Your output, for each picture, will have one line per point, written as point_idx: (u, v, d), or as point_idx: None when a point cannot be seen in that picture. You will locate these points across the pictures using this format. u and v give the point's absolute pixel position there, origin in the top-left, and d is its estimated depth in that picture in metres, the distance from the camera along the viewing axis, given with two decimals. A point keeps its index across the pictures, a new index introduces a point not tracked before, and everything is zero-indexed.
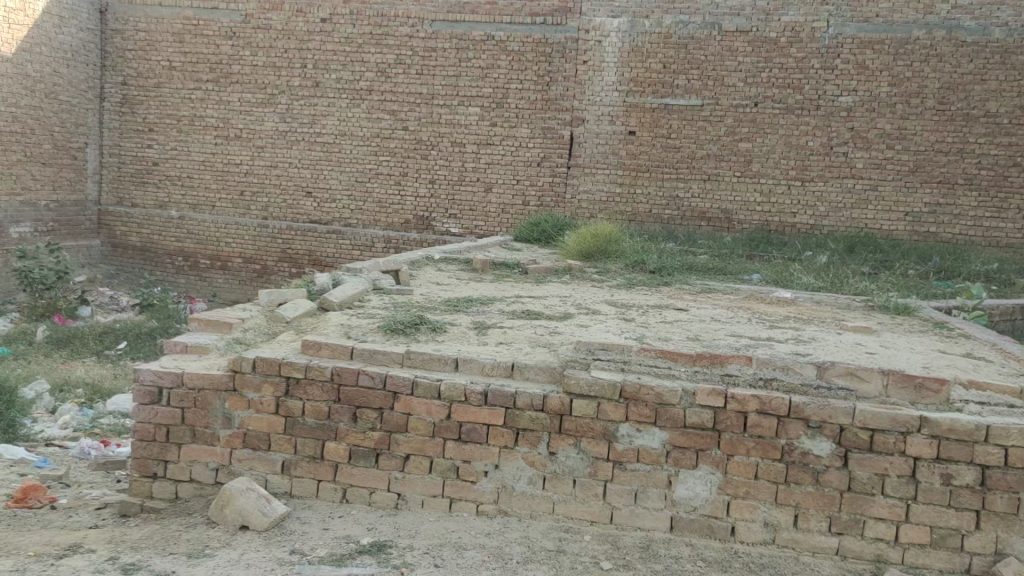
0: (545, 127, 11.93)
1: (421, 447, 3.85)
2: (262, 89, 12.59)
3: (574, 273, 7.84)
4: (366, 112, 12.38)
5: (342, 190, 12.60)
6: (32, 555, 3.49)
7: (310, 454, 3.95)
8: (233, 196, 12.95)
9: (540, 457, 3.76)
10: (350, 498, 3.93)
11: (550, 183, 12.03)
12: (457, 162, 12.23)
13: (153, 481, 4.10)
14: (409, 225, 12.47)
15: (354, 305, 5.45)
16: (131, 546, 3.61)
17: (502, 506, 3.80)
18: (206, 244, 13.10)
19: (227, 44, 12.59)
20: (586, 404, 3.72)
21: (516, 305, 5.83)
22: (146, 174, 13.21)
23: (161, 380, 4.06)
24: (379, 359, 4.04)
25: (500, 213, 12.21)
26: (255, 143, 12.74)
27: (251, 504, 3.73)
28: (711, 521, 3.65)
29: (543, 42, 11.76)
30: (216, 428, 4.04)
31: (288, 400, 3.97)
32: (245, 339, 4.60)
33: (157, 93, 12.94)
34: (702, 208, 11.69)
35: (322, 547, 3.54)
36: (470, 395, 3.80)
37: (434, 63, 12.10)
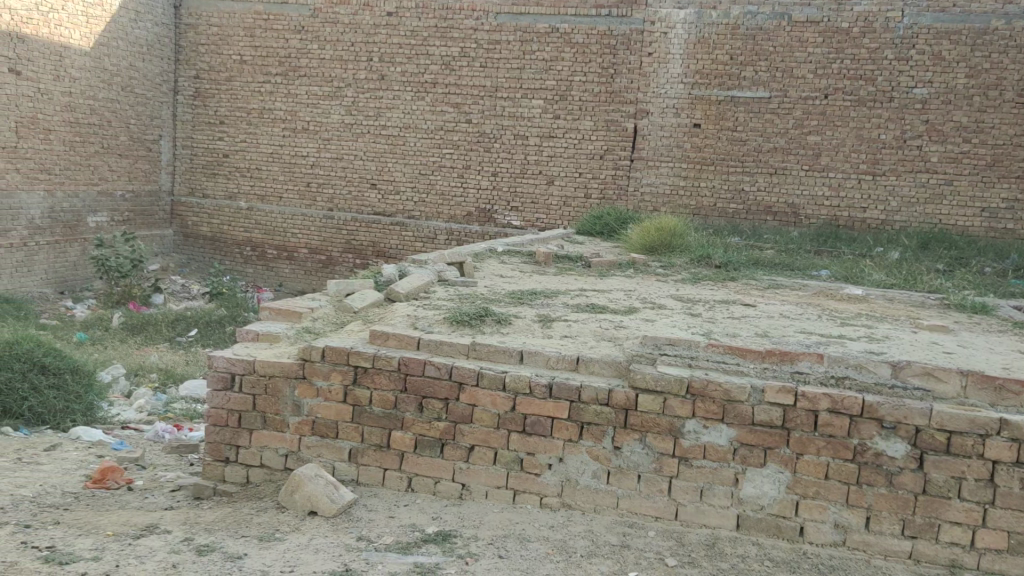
0: (608, 120, 11.86)
1: (486, 438, 3.87)
2: (329, 82, 12.77)
3: (638, 267, 7.79)
4: (430, 105, 12.46)
5: (406, 183, 12.71)
6: (110, 534, 3.61)
7: (377, 443, 4.00)
8: (299, 187, 13.15)
9: (605, 452, 3.75)
10: (415, 487, 3.97)
11: (613, 176, 11.95)
12: (520, 155, 12.23)
13: (225, 465, 4.21)
14: (471, 217, 12.53)
15: (420, 295, 5.50)
16: (205, 528, 3.71)
17: (566, 499, 3.79)
18: (272, 235, 13.36)
19: (296, 38, 12.80)
20: (652, 399, 3.69)
21: (581, 299, 5.82)
22: (216, 166, 13.52)
23: (234, 366, 4.16)
24: (445, 350, 4.08)
25: (562, 206, 12.18)
26: (321, 136, 12.93)
27: (320, 490, 3.80)
28: (779, 521, 3.60)
29: (609, 34, 11.69)
30: (287, 414, 4.12)
31: (355, 389, 4.02)
32: (314, 328, 4.68)
33: (228, 87, 13.23)
34: (768, 202, 11.49)
35: (388, 535, 3.59)
36: (535, 387, 3.81)
37: (499, 56, 12.11)
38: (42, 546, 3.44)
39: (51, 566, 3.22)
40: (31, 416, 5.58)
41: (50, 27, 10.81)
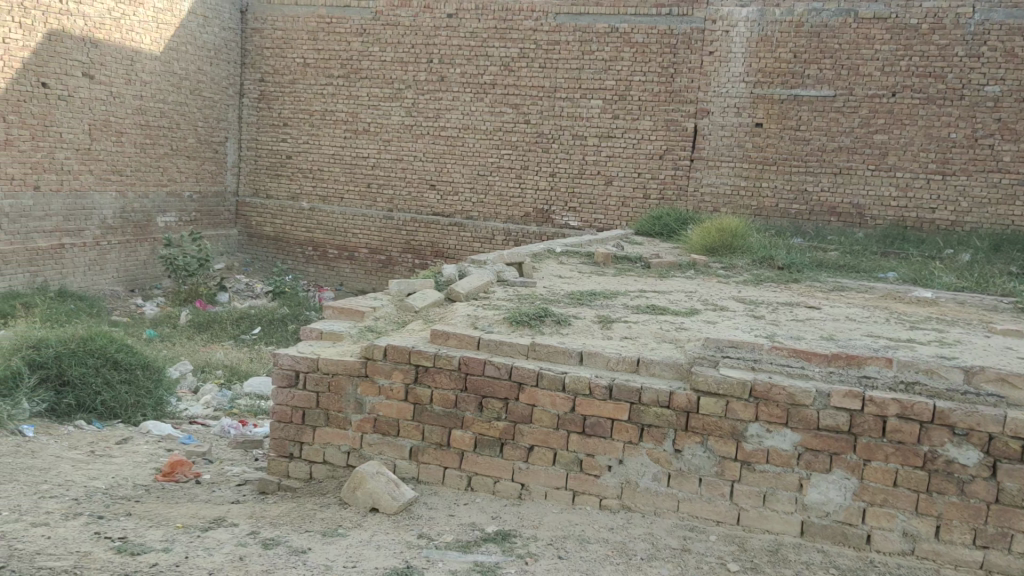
0: (668, 119, 11.75)
1: (545, 438, 3.87)
2: (390, 84, 12.93)
3: (699, 268, 7.71)
4: (489, 106, 12.51)
5: (465, 184, 12.78)
6: (180, 526, 3.71)
7: (437, 442, 4.04)
8: (360, 188, 13.33)
9: (666, 454, 3.72)
10: (474, 486, 3.99)
11: (673, 176, 11.84)
12: (578, 155, 12.20)
13: (289, 461, 4.29)
14: (529, 218, 12.54)
15: (480, 296, 5.53)
16: (270, 522, 3.79)
17: (626, 501, 3.77)
18: (334, 235, 13.57)
19: (358, 41, 12.99)
20: (714, 402, 3.65)
21: (641, 300, 5.79)
22: (280, 167, 13.77)
23: (298, 364, 4.24)
24: (505, 350, 4.09)
25: (621, 206, 12.11)
26: (382, 137, 13.09)
27: (382, 488, 3.84)
28: (845, 528, 3.53)
29: (668, 34, 11.59)
30: (349, 412, 4.18)
31: (416, 387, 4.06)
32: (376, 327, 4.75)
33: (292, 89, 13.48)
34: (832, 202, 11.26)
35: (448, 533, 3.62)
36: (595, 388, 3.79)
37: (558, 56, 12.11)
38: (116, 536, 3.55)
39: (123, 555, 3.32)
40: (104, 410, 5.77)
41: (121, 32, 11.13)
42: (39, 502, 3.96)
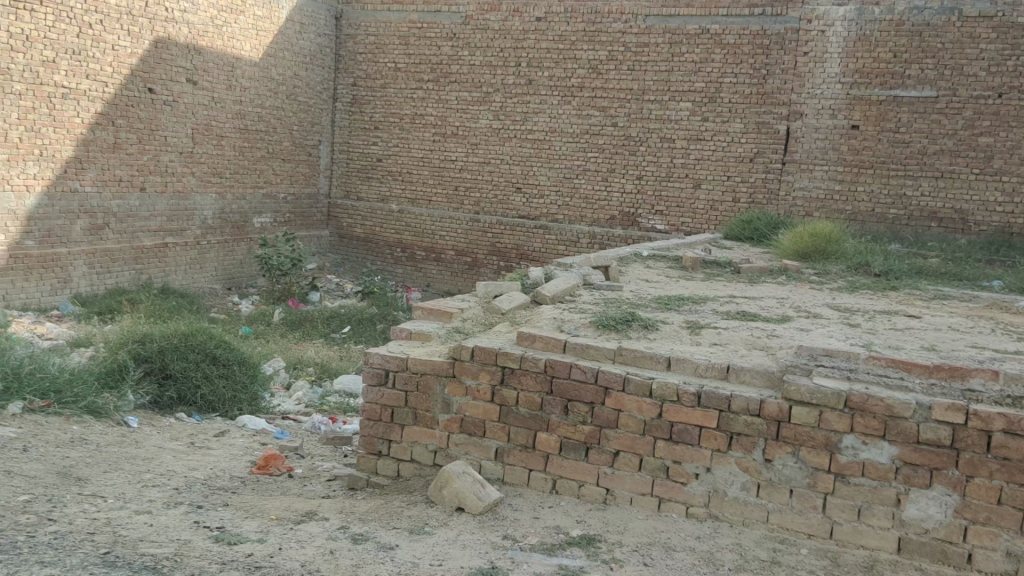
0: (759, 122, 11.51)
1: (631, 444, 3.83)
2: (479, 88, 13.05)
3: (790, 274, 7.53)
4: (576, 109, 12.50)
5: (551, 187, 12.80)
6: (274, 518, 3.83)
7: (523, 443, 4.05)
8: (448, 191, 13.50)
9: (756, 464, 3.64)
10: (559, 490, 3.98)
11: (764, 180, 11.58)
12: (666, 158, 12.07)
13: (378, 458, 4.37)
14: (615, 221, 12.46)
15: (567, 299, 5.53)
16: (359, 518, 3.87)
17: (713, 511, 3.70)
18: (421, 236, 13.77)
19: (448, 45, 13.17)
20: (807, 412, 3.57)
21: (730, 305, 5.68)
22: (371, 170, 14.07)
23: (388, 363, 4.32)
24: (591, 354, 4.07)
25: (709, 210, 11.91)
26: (470, 140, 13.22)
27: (468, 487, 3.88)
28: (945, 546, 3.40)
29: (761, 34, 11.38)
30: (436, 412, 4.24)
31: (503, 389, 4.09)
32: (464, 328, 4.80)
33: (383, 93, 13.77)
34: (932, 207, 10.81)
35: (533, 536, 3.63)
36: (683, 395, 3.75)
37: (647, 58, 12.02)
38: (214, 526, 3.68)
39: (221, 545, 3.44)
40: (203, 403, 6.00)
41: (223, 39, 11.55)
42: (143, 491, 4.14)
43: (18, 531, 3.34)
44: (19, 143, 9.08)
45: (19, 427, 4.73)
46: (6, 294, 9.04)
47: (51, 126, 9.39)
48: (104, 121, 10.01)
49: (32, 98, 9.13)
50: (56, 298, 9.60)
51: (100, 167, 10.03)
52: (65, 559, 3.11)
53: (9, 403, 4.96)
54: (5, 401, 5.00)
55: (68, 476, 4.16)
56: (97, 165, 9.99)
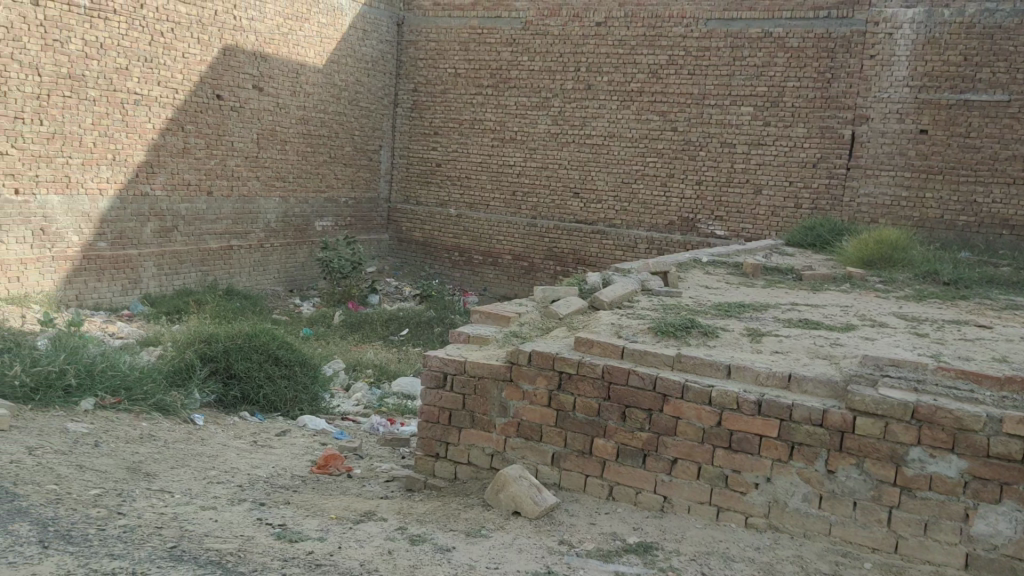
0: (823, 126, 11.31)
1: (690, 452, 3.80)
2: (538, 93, 13.08)
3: (855, 282, 7.38)
4: (635, 114, 12.44)
5: (609, 191, 12.76)
6: (335, 517, 3.89)
7: (580, 448, 4.04)
8: (506, 196, 13.55)
9: (818, 475, 3.57)
10: (616, 496, 3.96)
11: (827, 185, 11.37)
12: (726, 163, 11.93)
13: (436, 460, 4.40)
14: (674, 226, 12.35)
15: (624, 304, 5.51)
16: (417, 519, 3.91)
17: (773, 521, 3.64)
18: (479, 240, 13.84)
19: (508, 51, 13.24)
20: (871, 423, 3.49)
21: (792, 313, 5.60)
22: (430, 175, 14.20)
23: (447, 366, 4.36)
24: (650, 360, 4.05)
25: (771, 216, 11.73)
26: (528, 145, 13.26)
27: (524, 491, 3.89)
28: (1016, 563, 3.29)
29: (826, 37, 11.18)
30: (494, 415, 4.26)
31: (560, 394, 4.09)
32: (522, 333, 4.82)
33: (443, 99, 13.89)
34: (1004, 214, 10.47)
35: (589, 542, 3.62)
36: (743, 403, 3.70)
37: (708, 62, 11.90)
38: (275, 523, 3.76)
39: (282, 542, 3.51)
40: (265, 403, 6.13)
41: (289, 46, 11.80)
42: (208, 487, 4.25)
43: (90, 523, 3.45)
44: (94, 147, 9.39)
45: (92, 423, 4.90)
46: (79, 294, 9.36)
47: (124, 131, 9.70)
48: (174, 127, 10.29)
49: (105, 104, 9.45)
50: (125, 298, 9.91)
51: (169, 171, 10.32)
52: (133, 552, 3.20)
53: (81, 400, 5.15)
54: (78, 398, 5.19)
55: (137, 471, 4.29)
56: (166, 169, 10.29)
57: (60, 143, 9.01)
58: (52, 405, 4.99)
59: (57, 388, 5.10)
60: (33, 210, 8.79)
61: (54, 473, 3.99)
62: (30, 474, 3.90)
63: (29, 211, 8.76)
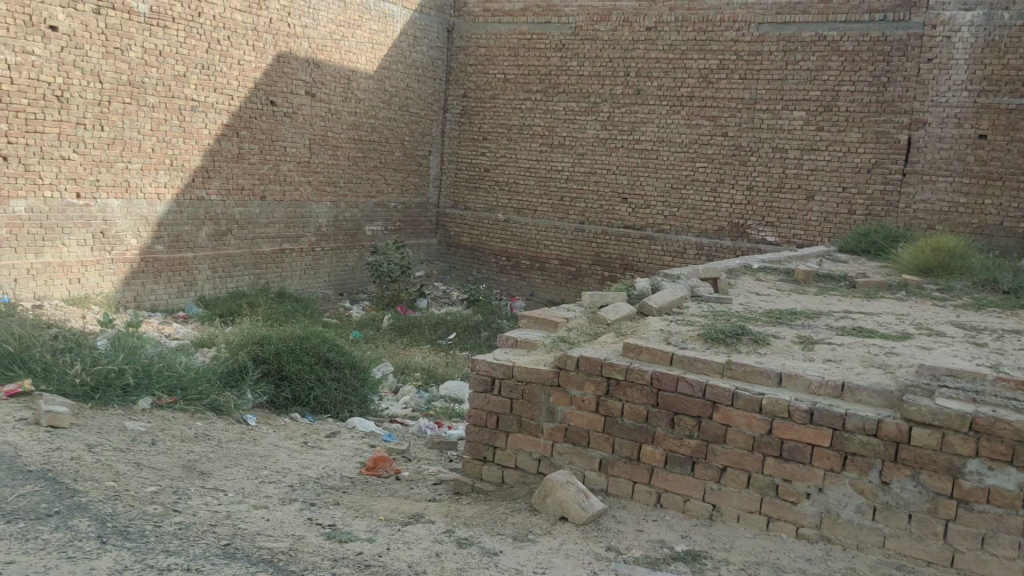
0: (878, 131, 11.11)
1: (739, 460, 3.75)
2: (587, 98, 13.07)
3: (910, 290, 7.22)
4: (685, 119, 12.35)
5: (657, 197, 12.68)
6: (383, 518, 3.93)
7: (627, 455, 4.02)
8: (554, 201, 13.55)
9: (872, 486, 3.51)
10: (664, 504, 3.93)
11: (882, 191, 11.16)
12: (778, 168, 11.77)
13: (483, 463, 4.42)
14: (723, 232, 12.22)
15: (673, 310, 5.47)
16: (465, 522, 3.93)
17: (825, 532, 3.58)
18: (526, 245, 13.87)
19: (557, 56, 13.25)
20: (928, 434, 3.42)
21: (845, 320, 5.51)
22: (479, 179, 14.27)
23: (495, 370, 4.37)
24: (700, 367, 4.01)
25: (823, 222, 11.55)
26: (576, 150, 13.25)
27: (572, 496, 3.88)
28: None
29: (882, 40, 10.98)
30: (541, 420, 4.26)
31: (608, 400, 4.08)
32: (570, 338, 4.82)
33: (492, 104, 13.95)
34: None
35: (637, 549, 3.61)
36: (794, 412, 3.65)
37: (760, 67, 11.78)
38: (325, 523, 3.80)
39: (332, 542, 3.55)
40: (316, 404, 6.22)
41: (341, 53, 11.96)
42: (260, 486, 4.32)
43: (146, 520, 3.53)
44: (152, 153, 9.62)
45: (149, 421, 5.03)
46: (137, 295, 9.60)
47: (181, 137, 9.93)
48: (229, 132, 10.50)
49: (164, 110, 9.68)
50: (181, 300, 10.13)
51: (224, 175, 10.53)
52: (188, 549, 3.27)
53: (139, 400, 5.29)
54: (136, 396, 5.32)
55: (191, 470, 4.38)
56: (221, 174, 10.50)
57: (120, 148, 9.25)
58: (111, 404, 5.12)
59: (117, 386, 5.24)
60: (94, 213, 9.04)
61: (112, 470, 4.09)
62: (89, 471, 4.00)
63: (90, 215, 9.00)
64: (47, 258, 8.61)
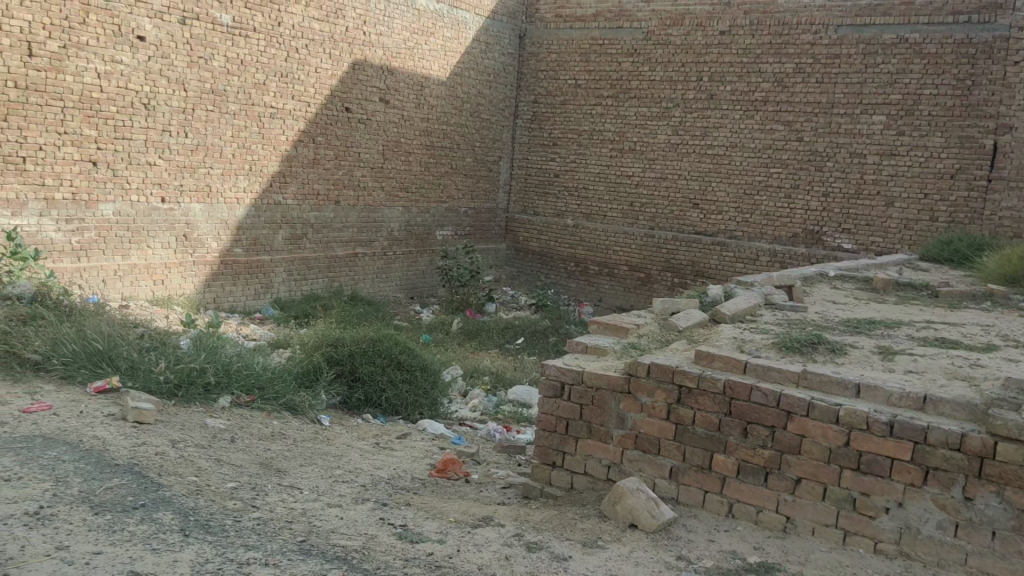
0: (962, 136, 10.75)
1: (815, 472, 3.68)
2: (659, 103, 12.98)
3: (997, 300, 6.96)
4: (759, 123, 12.16)
5: (730, 203, 12.51)
6: (454, 521, 3.96)
7: (699, 463, 3.97)
8: (623, 206, 13.49)
9: (954, 502, 3.40)
10: (736, 514, 3.87)
11: (966, 198, 10.79)
12: (856, 174, 11.50)
13: (552, 468, 4.43)
14: (798, 239, 11.98)
15: (747, 318, 5.39)
16: (534, 527, 3.94)
17: (904, 548, 3.48)
18: (595, 251, 13.82)
19: (629, 61, 13.21)
20: (1014, 449, 3.30)
21: (928, 331, 5.34)
22: (548, 185, 14.29)
23: (565, 376, 4.38)
24: (774, 376, 3.94)
25: (902, 229, 11.23)
26: (647, 156, 13.17)
27: (642, 504, 3.85)
28: None
29: (966, 43, 10.65)
30: (611, 426, 4.25)
31: (679, 408, 4.04)
32: (641, 344, 4.79)
33: (563, 109, 13.97)
34: None
35: (708, 559, 3.56)
36: (873, 424, 3.56)
37: (838, 70, 11.53)
38: (397, 523, 3.86)
39: (404, 542, 3.60)
40: (387, 406, 6.32)
41: (414, 60, 12.13)
42: (334, 485, 4.41)
43: (227, 515, 3.64)
44: (232, 158, 9.91)
45: (228, 419, 5.18)
46: (217, 296, 9.89)
47: (261, 144, 10.21)
48: (305, 139, 10.75)
49: (244, 117, 9.97)
50: (258, 301, 10.40)
51: (301, 180, 10.78)
52: (266, 544, 3.35)
53: (219, 398, 5.46)
54: (216, 395, 5.49)
55: (268, 467, 4.50)
56: (298, 179, 10.75)
57: (203, 154, 9.55)
58: (193, 402, 5.30)
59: (198, 385, 5.42)
60: (177, 217, 9.36)
61: (194, 465, 4.23)
62: (173, 466, 4.14)
63: (173, 218, 9.33)
64: (133, 260, 8.94)
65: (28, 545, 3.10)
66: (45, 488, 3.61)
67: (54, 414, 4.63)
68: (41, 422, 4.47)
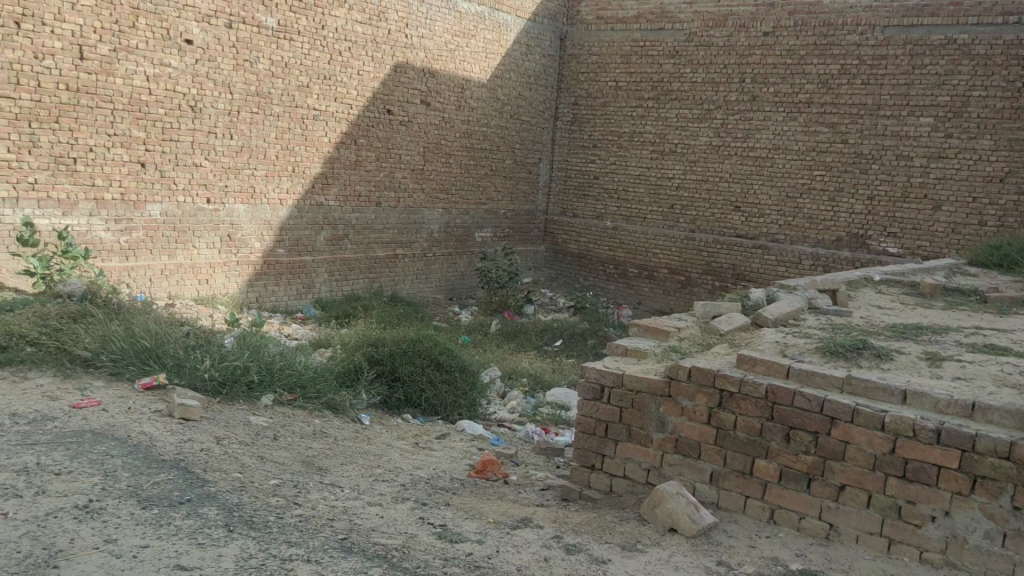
0: (1013, 138, 10.52)
1: (859, 479, 3.62)
2: (700, 105, 12.89)
3: None
4: (802, 125, 12.02)
5: (772, 206, 12.37)
6: (493, 521, 3.98)
7: (740, 468, 3.94)
8: (663, 209, 13.41)
9: (1003, 511, 3.32)
10: (778, 520, 3.83)
11: (1016, 202, 10.55)
12: (902, 177, 11.30)
13: (591, 471, 4.42)
14: (841, 243, 11.82)
15: (790, 322, 5.33)
16: (573, 529, 3.93)
17: (950, 558, 3.41)
18: (635, 253, 13.75)
19: (670, 63, 13.14)
20: None
21: (977, 338, 5.23)
22: (588, 187, 14.26)
23: (605, 378, 4.37)
24: (818, 381, 3.89)
25: (950, 233, 11.02)
26: (688, 158, 13.08)
27: (682, 508, 3.82)
28: None
29: (1017, 43, 10.42)
30: (651, 430, 4.23)
31: (720, 412, 4.01)
32: (681, 347, 4.77)
33: (603, 111, 13.93)
34: None
35: (749, 565, 3.53)
36: (919, 431, 3.50)
37: (884, 71, 11.35)
38: (436, 523, 3.88)
39: (444, 542, 3.62)
40: (427, 406, 6.36)
41: (455, 62, 12.18)
42: (374, 484, 4.45)
43: (270, 511, 3.69)
44: (276, 159, 10.04)
45: (271, 417, 5.25)
46: (259, 296, 10.02)
47: (304, 145, 10.33)
48: (348, 141, 10.85)
49: (288, 119, 10.10)
50: (299, 301, 10.52)
51: (342, 182, 10.88)
52: (308, 541, 3.39)
53: (262, 396, 5.55)
54: (259, 393, 5.57)
55: (309, 465, 4.55)
56: (340, 181, 10.85)
57: (247, 155, 9.69)
58: (237, 399, 5.38)
59: (242, 383, 5.50)
60: (222, 217, 9.51)
61: (237, 462, 4.29)
62: (218, 462, 4.21)
63: (218, 219, 9.48)
64: (179, 259, 9.11)
65: (77, 538, 3.17)
66: (93, 482, 3.69)
67: (103, 409, 4.73)
68: (90, 417, 4.57)
